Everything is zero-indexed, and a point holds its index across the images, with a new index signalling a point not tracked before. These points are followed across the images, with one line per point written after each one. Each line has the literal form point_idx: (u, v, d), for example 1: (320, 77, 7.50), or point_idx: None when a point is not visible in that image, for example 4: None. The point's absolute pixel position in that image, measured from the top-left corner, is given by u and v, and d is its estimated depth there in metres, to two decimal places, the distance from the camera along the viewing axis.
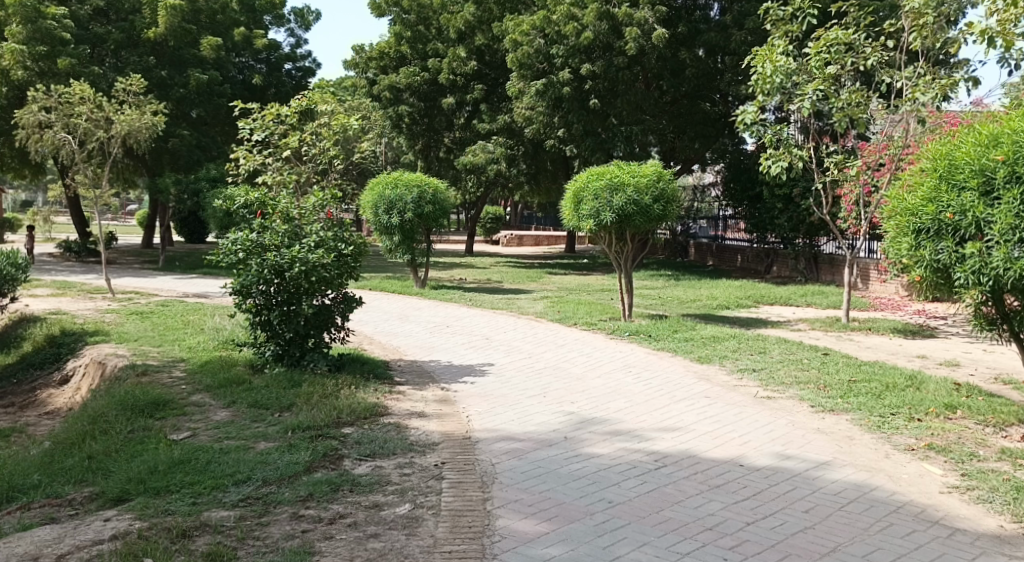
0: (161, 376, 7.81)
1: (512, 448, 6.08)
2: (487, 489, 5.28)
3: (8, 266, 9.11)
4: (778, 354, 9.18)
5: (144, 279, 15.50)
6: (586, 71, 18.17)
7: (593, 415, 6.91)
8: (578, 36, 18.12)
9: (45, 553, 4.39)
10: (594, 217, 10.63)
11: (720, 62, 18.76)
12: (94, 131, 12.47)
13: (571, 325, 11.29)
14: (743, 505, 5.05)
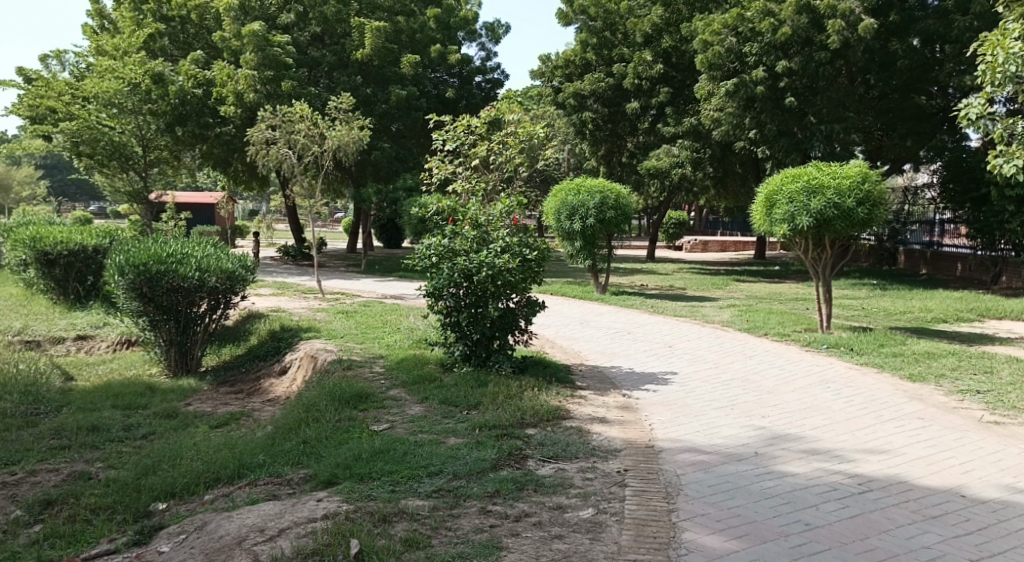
0: (363, 370, 8.46)
1: (697, 460, 6.11)
2: (673, 501, 5.36)
3: (241, 268, 10.10)
4: (1007, 376, 8.54)
5: (349, 282, 16.72)
6: (782, 68, 17.66)
7: (787, 431, 6.79)
8: (775, 32, 17.75)
9: (269, 526, 4.92)
10: (788, 221, 10.35)
11: (939, 52, 17.60)
12: (310, 146, 13.58)
13: (762, 336, 11.05)
14: (964, 541, 4.83)
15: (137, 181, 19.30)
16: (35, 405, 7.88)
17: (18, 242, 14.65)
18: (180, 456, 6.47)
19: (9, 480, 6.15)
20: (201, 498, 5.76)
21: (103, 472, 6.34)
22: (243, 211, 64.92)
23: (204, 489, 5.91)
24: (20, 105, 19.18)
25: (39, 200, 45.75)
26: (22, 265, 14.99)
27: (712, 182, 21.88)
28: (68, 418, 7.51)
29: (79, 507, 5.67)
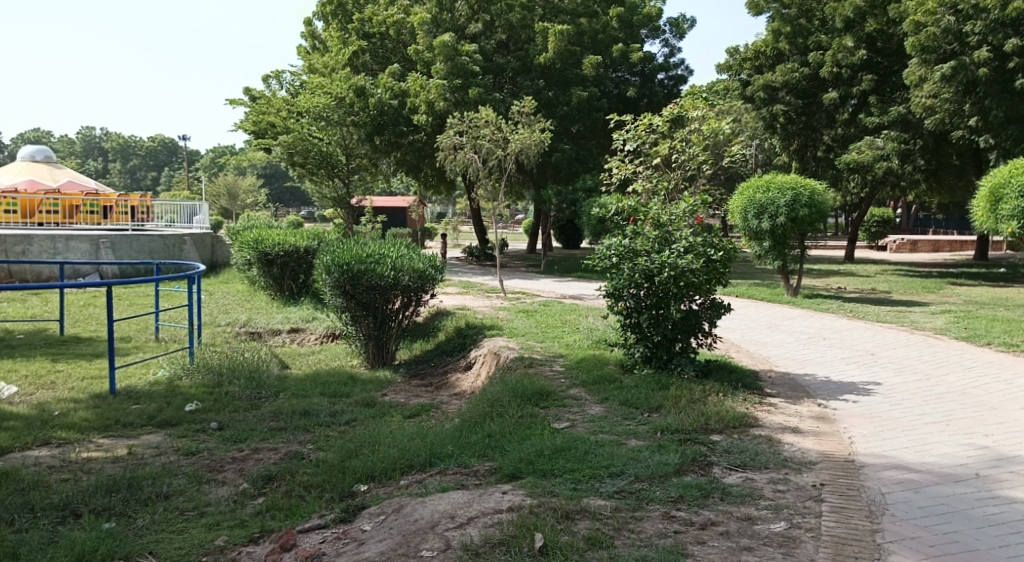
0: (543, 368, 8.66)
1: (904, 479, 5.81)
2: (877, 521, 5.15)
3: (430, 267, 10.55)
4: None
5: (529, 281, 17.10)
6: (1011, 47, 16.29)
7: (1014, 453, 6.31)
8: (1002, 8, 16.37)
9: (459, 514, 5.15)
10: (1017, 217, 10.75)
11: None
12: (495, 150, 14.01)
13: (984, 346, 10.26)
14: None
15: (342, 188, 20.34)
16: (257, 390, 8.69)
17: (243, 244, 16.21)
18: (379, 442, 6.89)
19: (237, 455, 6.81)
20: (398, 483, 6.13)
21: (313, 453, 6.88)
22: (434, 213, 67.55)
23: (401, 474, 6.28)
24: (246, 124, 21.32)
25: (258, 205, 49.89)
26: (247, 264, 16.54)
27: (924, 176, 20.51)
28: (285, 402, 8.22)
29: (294, 483, 6.19)
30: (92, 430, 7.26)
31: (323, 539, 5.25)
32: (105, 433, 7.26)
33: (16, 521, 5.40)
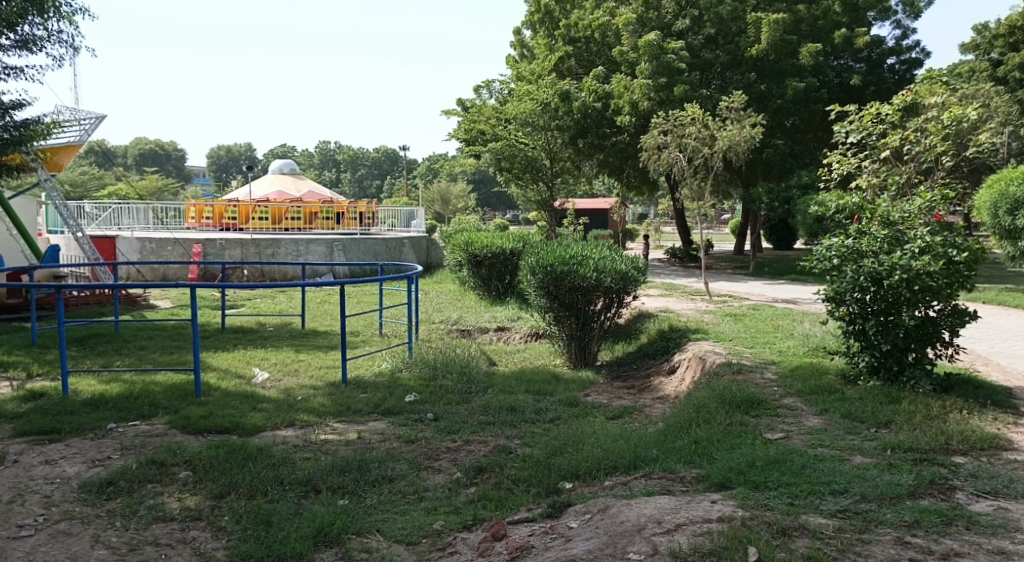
0: (754, 376, 8.28)
1: None
2: None
3: (631, 268, 10.27)
4: None
5: (738, 284, 16.50)
6: None
7: None
8: None
9: (666, 519, 4.99)
10: None
11: None
12: (701, 148, 13.60)
13: None
14: None
15: (546, 191, 20.43)
16: (468, 385, 8.94)
17: (455, 247, 16.87)
18: (584, 442, 6.85)
19: (452, 446, 7.02)
20: (603, 483, 6.07)
21: (520, 448, 6.95)
22: (638, 214, 67.00)
23: (605, 475, 6.21)
24: (459, 131, 22.14)
25: (470, 209, 51.68)
26: (458, 266, 17.16)
27: None
28: (493, 398, 8.40)
29: (503, 476, 6.28)
30: (327, 414, 7.77)
31: (532, 532, 5.28)
32: (339, 418, 7.73)
33: (266, 491, 5.85)
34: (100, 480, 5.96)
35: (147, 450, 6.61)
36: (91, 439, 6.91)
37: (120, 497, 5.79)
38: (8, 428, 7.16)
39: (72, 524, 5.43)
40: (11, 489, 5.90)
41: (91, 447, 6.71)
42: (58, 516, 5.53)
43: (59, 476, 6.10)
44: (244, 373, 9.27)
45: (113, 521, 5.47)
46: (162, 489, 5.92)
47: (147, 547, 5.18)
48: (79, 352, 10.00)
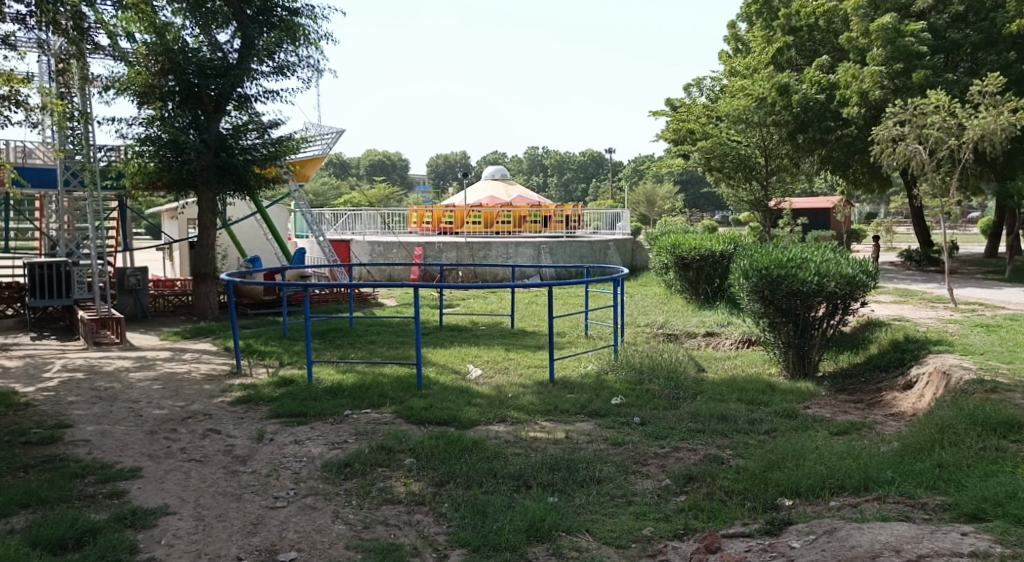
0: (1012, 396, 7.31)
1: None
2: None
3: (860, 273, 9.43)
4: None
5: (988, 290, 14.85)
6: None
7: None
8: None
9: (907, 547, 4.45)
10: None
11: None
12: (946, 139, 12.31)
13: None
14: None
15: (760, 190, 18.75)
16: (676, 390, 8.59)
17: (661, 249, 16.49)
18: (806, 456, 6.29)
19: (660, 451, 6.73)
20: (828, 503, 5.59)
21: (733, 459, 6.54)
22: (863, 214, 62.68)
23: (831, 495, 5.71)
24: (667, 132, 21.62)
25: (680, 211, 50.63)
26: (664, 269, 16.75)
27: None
28: (703, 405, 8.02)
29: (715, 486, 5.91)
30: (536, 412, 7.73)
31: (750, 548, 4.91)
32: (547, 416, 7.67)
33: (481, 483, 5.87)
34: (339, 461, 6.23)
35: (377, 436, 6.85)
36: (331, 423, 7.29)
37: (356, 478, 6.02)
38: (264, 411, 7.74)
39: (316, 499, 5.69)
40: (267, 464, 6.32)
41: (332, 430, 7.05)
42: (305, 491, 5.83)
43: (305, 455, 6.46)
44: (459, 369, 9.51)
45: (350, 500, 5.68)
46: (391, 473, 6.09)
47: (378, 526, 5.33)
48: (320, 345, 10.70)
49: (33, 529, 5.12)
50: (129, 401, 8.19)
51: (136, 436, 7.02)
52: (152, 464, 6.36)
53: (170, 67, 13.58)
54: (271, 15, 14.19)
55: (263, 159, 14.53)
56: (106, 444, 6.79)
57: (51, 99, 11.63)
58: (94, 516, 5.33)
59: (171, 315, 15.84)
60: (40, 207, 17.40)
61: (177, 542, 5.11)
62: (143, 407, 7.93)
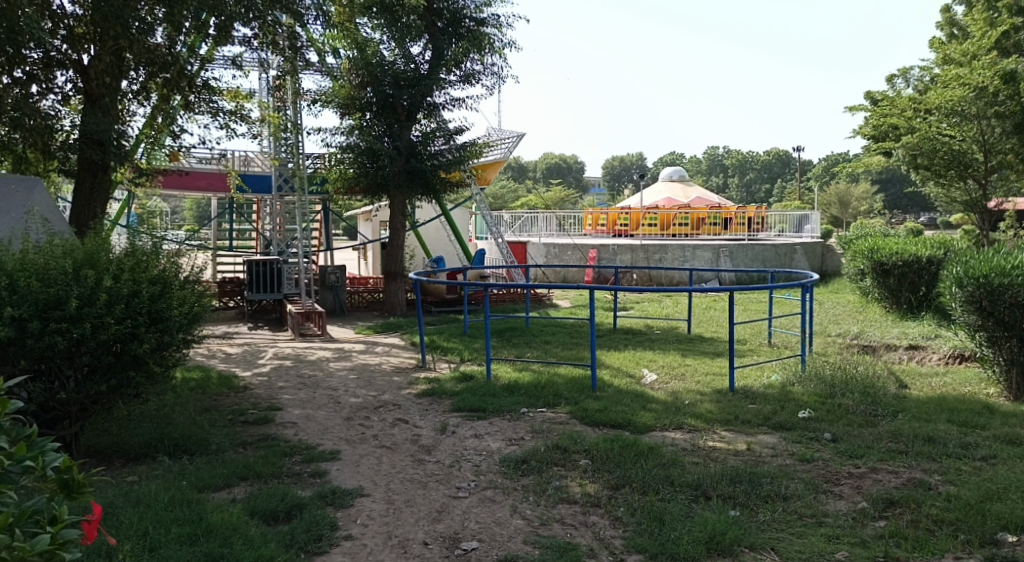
0: None
1: None
2: None
3: None
4: None
5: None
6: None
7: None
8: None
9: None
10: None
11: None
12: None
13: None
14: None
15: (976, 189, 17.51)
16: (873, 407, 7.80)
17: (856, 254, 15.33)
18: None
19: (854, 471, 6.03)
20: None
21: (942, 486, 5.73)
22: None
23: None
24: (866, 127, 20.05)
25: (877, 214, 47.46)
26: (859, 275, 15.55)
27: None
28: (905, 424, 7.18)
29: (921, 514, 5.17)
30: (715, 422, 7.23)
31: None
32: (727, 427, 7.14)
33: (658, 489, 5.47)
34: (517, 457, 6.05)
35: (554, 435, 6.62)
36: (509, 419, 7.19)
37: (533, 475, 5.81)
38: (447, 404, 7.75)
39: (496, 493, 5.52)
40: (451, 455, 6.25)
41: (509, 427, 6.92)
42: (485, 484, 5.68)
43: (485, 449, 6.35)
44: (632, 373, 9.15)
45: (527, 496, 5.46)
46: (567, 473, 5.82)
47: (555, 525, 5.07)
48: (499, 343, 10.69)
49: (250, 499, 5.18)
50: (329, 388, 8.50)
51: (334, 421, 7.20)
52: (349, 448, 6.45)
53: (369, 79, 14.15)
54: (460, 26, 14.49)
55: (449, 163, 14.79)
56: (309, 427, 6.99)
57: (268, 111, 12.45)
58: (301, 492, 5.37)
59: (365, 310, 16.54)
60: (255, 209, 18.72)
61: (370, 522, 5.05)
62: (340, 395, 8.16)
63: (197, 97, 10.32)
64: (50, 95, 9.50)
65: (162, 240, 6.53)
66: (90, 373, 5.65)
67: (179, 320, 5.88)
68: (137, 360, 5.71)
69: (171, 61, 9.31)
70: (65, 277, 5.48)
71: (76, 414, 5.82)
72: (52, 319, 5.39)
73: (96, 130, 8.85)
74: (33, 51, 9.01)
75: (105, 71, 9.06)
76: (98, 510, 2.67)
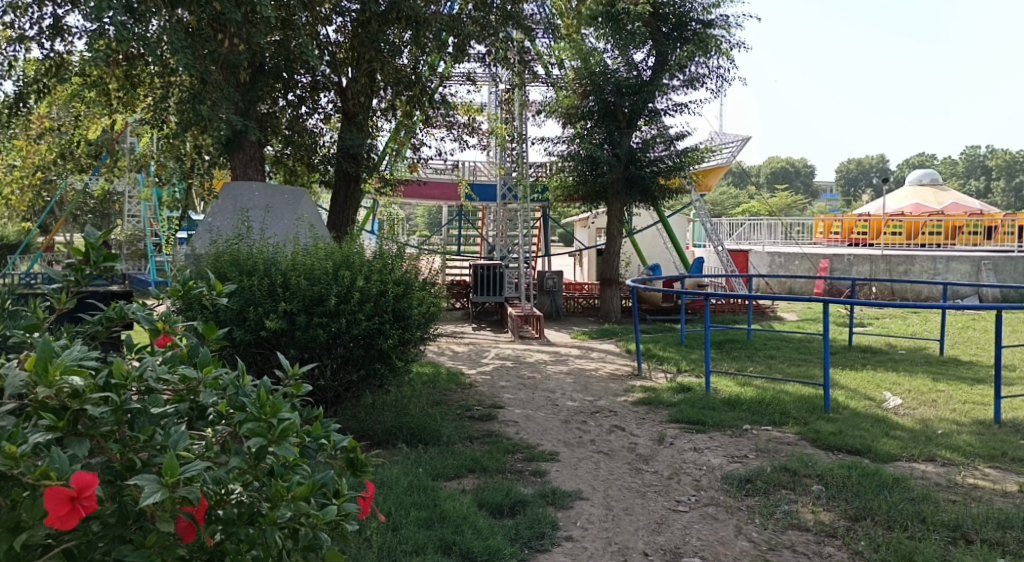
0: None
1: None
2: None
3: None
4: None
5: None
6: None
7: None
8: None
9: None
10: None
11: None
12: None
13: None
14: None
15: None
16: None
17: None
18: None
19: None
20: None
21: None
22: None
23: None
24: None
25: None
26: None
27: None
28: None
29: None
30: (975, 456, 6.19)
31: None
32: (990, 463, 6.10)
33: (907, 525, 4.58)
34: (740, 475, 5.38)
35: (782, 456, 5.89)
36: (730, 435, 6.55)
37: (758, 496, 5.11)
38: (664, 415, 7.32)
39: (717, 510, 4.93)
40: (669, 466, 5.75)
41: (732, 443, 6.30)
42: (707, 499, 5.11)
43: (705, 464, 5.77)
44: (873, 396, 8.35)
45: (752, 517, 4.81)
46: (797, 498, 5.06)
47: (785, 552, 4.39)
48: (718, 355, 10.21)
49: (478, 491, 5.04)
50: (546, 391, 8.53)
51: (552, 423, 7.11)
52: (567, 450, 6.23)
53: (592, 88, 14.13)
54: (685, 30, 14.03)
55: (668, 170, 14.36)
56: (529, 427, 6.92)
57: (496, 122, 12.66)
58: (523, 490, 5.14)
59: (581, 316, 16.62)
60: (482, 217, 19.33)
61: (590, 526, 4.69)
62: (558, 398, 8.17)
63: (435, 112, 11.00)
64: (316, 115, 10.29)
65: (405, 243, 6.72)
66: (343, 363, 6.08)
67: (419, 319, 6.16)
68: (383, 354, 6.09)
69: (415, 79, 9.51)
70: (327, 277, 5.91)
71: (332, 400, 6.27)
72: (315, 314, 5.85)
73: (351, 146, 9.63)
74: (303, 76, 9.59)
75: (360, 92, 9.86)
76: (372, 486, 2.72)
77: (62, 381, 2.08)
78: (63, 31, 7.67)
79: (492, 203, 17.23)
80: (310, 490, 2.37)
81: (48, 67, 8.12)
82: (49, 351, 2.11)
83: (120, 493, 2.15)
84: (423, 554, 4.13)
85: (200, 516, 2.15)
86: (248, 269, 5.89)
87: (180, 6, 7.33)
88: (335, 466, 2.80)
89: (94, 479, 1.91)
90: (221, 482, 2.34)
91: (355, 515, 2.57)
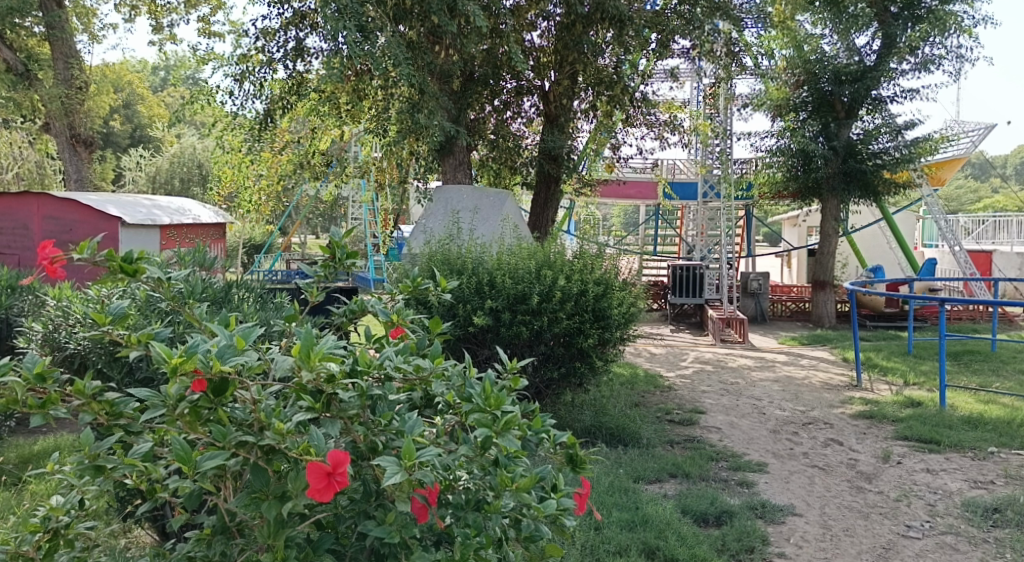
0: None
1: None
2: None
3: None
4: None
5: None
6: None
7: None
8: None
9: None
10: None
11: None
12: None
13: None
14: None
15: None
16: None
17: None
18: None
19: None
20: None
21: None
22: None
23: None
24: None
25: None
26: None
27: None
28: None
29: None
30: None
31: None
32: None
33: None
34: (987, 504, 4.93)
35: None
36: (972, 457, 6.02)
37: (1009, 528, 4.64)
38: (890, 430, 6.85)
39: (958, 540, 4.55)
40: (897, 488, 5.38)
41: (974, 466, 5.81)
42: (944, 527, 4.73)
43: (941, 488, 5.35)
44: None
45: (1003, 551, 4.36)
46: None
47: None
48: (954, 368, 9.42)
49: (682, 497, 4.97)
50: (752, 397, 8.27)
51: (760, 432, 6.87)
52: (778, 462, 6.00)
53: (806, 78, 13.58)
54: (917, 9, 13.12)
55: (894, 163, 13.46)
56: (735, 435, 6.73)
57: (700, 119, 12.33)
58: (730, 500, 5.00)
59: (788, 320, 15.88)
60: (681, 217, 18.95)
61: (805, 544, 4.46)
62: (766, 406, 7.86)
63: (636, 110, 10.98)
64: (519, 119, 10.48)
65: (605, 243, 6.74)
66: (545, 361, 6.20)
67: (618, 319, 6.15)
68: (583, 352, 6.14)
69: (616, 79, 9.41)
70: (530, 276, 6.04)
71: (535, 394, 6.44)
72: (518, 311, 6.01)
73: (552, 147, 9.78)
74: (508, 80, 9.86)
75: (562, 94, 9.93)
76: (588, 483, 2.73)
77: (322, 366, 2.29)
78: (303, 52, 8.39)
79: (693, 201, 16.77)
80: (534, 483, 2.43)
81: (290, 86, 8.98)
82: (311, 338, 2.31)
83: (362, 471, 2.38)
84: (626, 555, 4.10)
85: (432, 498, 2.26)
86: (458, 267, 6.15)
87: (404, 21, 7.87)
88: (556, 461, 2.85)
89: (346, 456, 2.08)
90: (449, 468, 2.44)
91: (572, 510, 2.61)
